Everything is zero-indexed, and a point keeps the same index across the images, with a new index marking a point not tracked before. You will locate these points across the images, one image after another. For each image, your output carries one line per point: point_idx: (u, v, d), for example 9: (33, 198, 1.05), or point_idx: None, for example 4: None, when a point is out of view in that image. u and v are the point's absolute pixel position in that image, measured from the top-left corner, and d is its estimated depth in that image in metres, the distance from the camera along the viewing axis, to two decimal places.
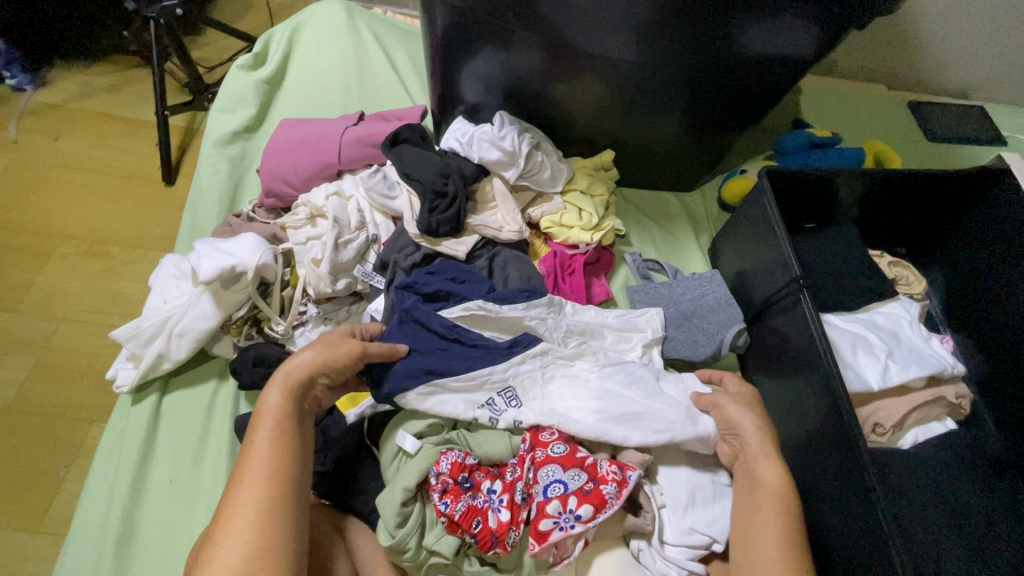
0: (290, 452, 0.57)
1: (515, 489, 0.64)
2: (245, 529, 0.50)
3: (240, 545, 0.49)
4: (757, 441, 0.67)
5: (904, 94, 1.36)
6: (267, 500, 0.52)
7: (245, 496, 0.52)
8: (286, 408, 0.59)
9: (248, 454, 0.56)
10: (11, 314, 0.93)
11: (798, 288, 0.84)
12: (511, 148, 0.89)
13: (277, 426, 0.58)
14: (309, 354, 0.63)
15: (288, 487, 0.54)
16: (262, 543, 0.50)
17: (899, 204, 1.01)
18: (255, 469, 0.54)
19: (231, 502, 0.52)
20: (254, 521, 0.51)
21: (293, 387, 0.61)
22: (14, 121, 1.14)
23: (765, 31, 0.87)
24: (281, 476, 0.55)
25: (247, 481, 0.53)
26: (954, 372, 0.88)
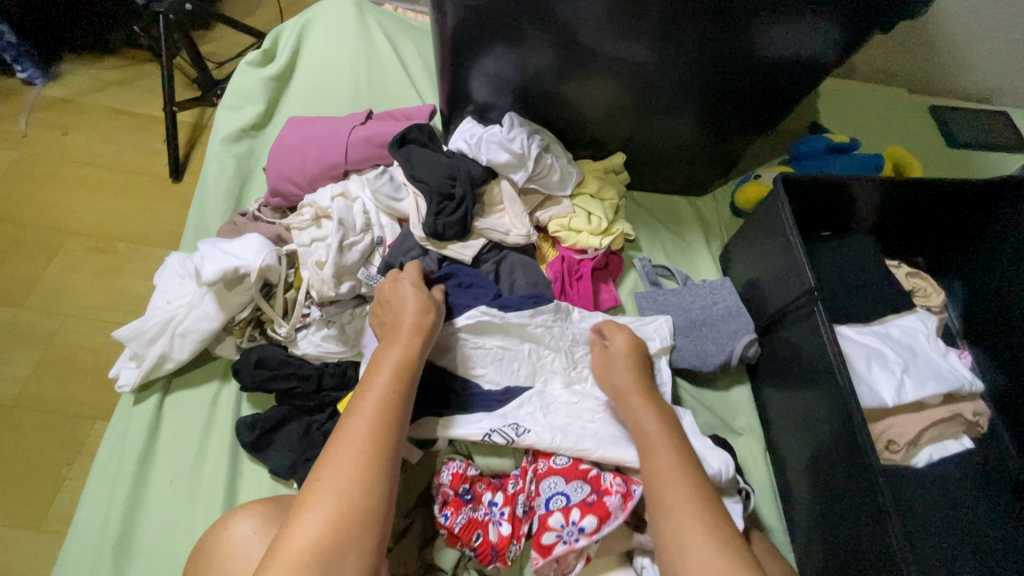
0: (399, 404, 0.58)
1: (517, 501, 0.63)
2: (349, 466, 0.52)
3: (342, 479, 0.51)
4: (632, 396, 0.67)
5: (924, 98, 1.32)
6: (372, 443, 0.54)
7: (354, 433, 0.54)
8: (402, 366, 0.61)
9: (360, 397, 0.58)
10: (18, 309, 0.93)
11: (811, 300, 0.82)
12: (520, 150, 0.87)
13: (392, 379, 0.60)
14: (415, 316, 0.67)
15: (391, 435, 0.56)
16: (361, 485, 0.51)
17: (919, 213, 0.98)
18: (364, 409, 0.56)
19: (340, 434, 0.55)
20: (357, 460, 0.53)
21: (408, 349, 0.64)
22: (24, 115, 1.14)
23: (784, 33, 0.84)
24: (386, 422, 0.56)
25: (358, 419, 0.56)
26: (973, 389, 0.85)
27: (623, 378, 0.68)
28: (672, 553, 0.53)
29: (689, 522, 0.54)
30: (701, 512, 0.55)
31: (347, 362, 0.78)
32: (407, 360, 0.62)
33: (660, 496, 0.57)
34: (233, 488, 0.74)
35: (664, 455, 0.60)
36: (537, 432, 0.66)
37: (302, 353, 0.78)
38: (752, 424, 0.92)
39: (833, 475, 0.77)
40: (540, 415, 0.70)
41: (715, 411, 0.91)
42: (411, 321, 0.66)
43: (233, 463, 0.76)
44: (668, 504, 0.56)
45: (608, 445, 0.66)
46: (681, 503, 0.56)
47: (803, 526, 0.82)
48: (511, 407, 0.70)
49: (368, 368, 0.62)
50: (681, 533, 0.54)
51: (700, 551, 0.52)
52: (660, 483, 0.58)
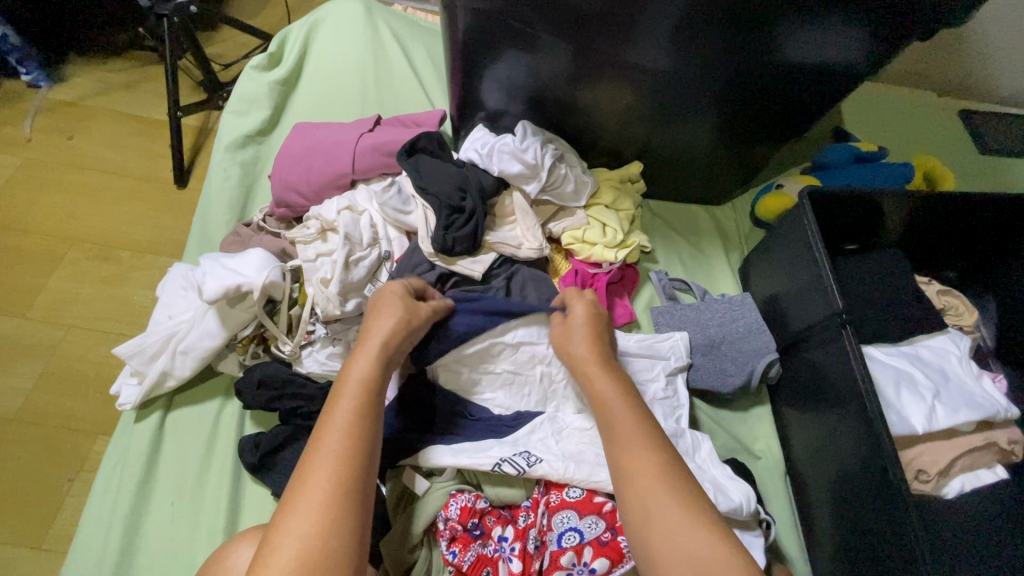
0: (370, 423, 0.54)
1: (527, 536, 0.60)
2: (317, 497, 0.49)
3: (310, 512, 0.48)
4: (590, 364, 0.64)
5: (955, 102, 1.26)
6: (341, 470, 0.50)
7: (323, 460, 0.51)
8: (370, 384, 0.57)
9: (327, 422, 0.54)
10: (21, 320, 0.91)
11: (839, 323, 0.78)
12: (533, 161, 0.83)
13: (360, 395, 0.56)
14: (390, 324, 0.63)
15: (363, 458, 0.52)
16: (331, 517, 0.48)
17: (951, 227, 0.93)
18: (331, 438, 0.52)
19: (307, 467, 0.51)
20: (327, 489, 0.49)
21: (377, 363, 0.59)
22: (28, 118, 1.13)
23: (813, 39, 0.80)
24: (357, 449, 0.52)
25: (326, 444, 0.52)
26: (1008, 416, 0.80)
27: (578, 346, 0.66)
28: (639, 520, 0.52)
29: (655, 487, 0.53)
30: (666, 474, 0.54)
31: None
32: (376, 373, 0.59)
33: (625, 463, 0.56)
34: (234, 510, 0.72)
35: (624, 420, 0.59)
36: (549, 462, 0.63)
37: (307, 371, 0.75)
38: (771, 447, 0.88)
39: (858, 506, 0.74)
40: (553, 442, 0.66)
41: (733, 433, 0.88)
42: (383, 327, 0.62)
43: (235, 484, 0.73)
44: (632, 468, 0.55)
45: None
46: (646, 470, 0.54)
47: (825, 557, 0.78)
48: (522, 433, 0.67)
49: (335, 385, 0.58)
50: (648, 498, 0.53)
51: (668, 515, 0.51)
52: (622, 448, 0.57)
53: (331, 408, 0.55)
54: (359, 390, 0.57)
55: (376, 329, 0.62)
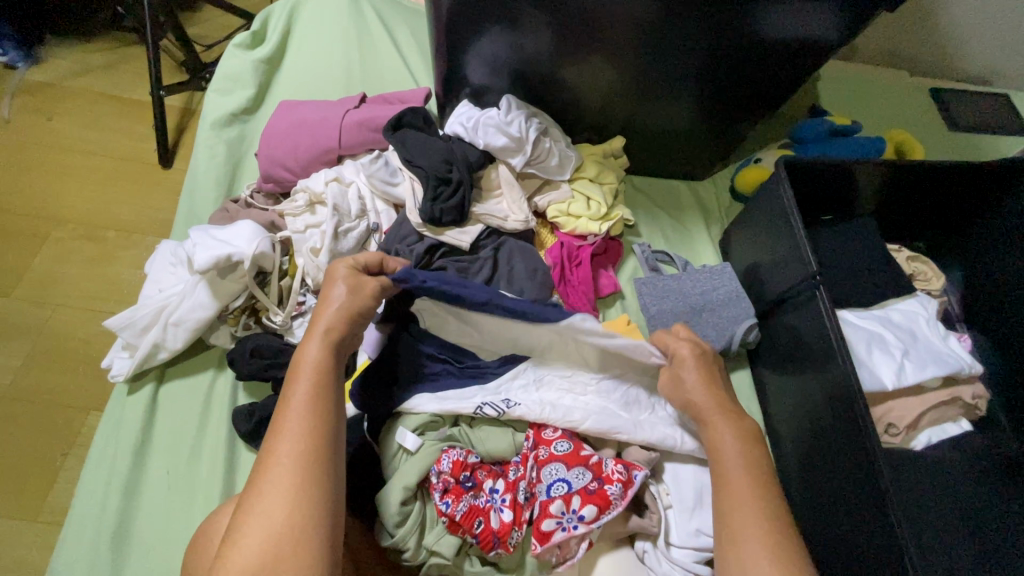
0: (325, 409, 0.54)
1: (517, 488, 0.63)
2: (281, 490, 0.49)
3: (273, 507, 0.49)
4: (710, 412, 0.64)
5: (925, 80, 1.30)
6: (301, 460, 0.51)
7: (282, 453, 0.51)
8: (321, 368, 0.57)
9: (281, 412, 0.54)
10: (6, 299, 0.91)
11: (814, 284, 0.81)
12: (518, 134, 0.85)
13: (314, 383, 0.56)
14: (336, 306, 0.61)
15: (322, 446, 0.53)
16: (295, 506, 0.49)
17: (919, 195, 0.97)
18: (287, 429, 0.53)
19: (266, 459, 0.52)
20: (287, 482, 0.50)
21: (327, 345, 0.59)
22: (7, 99, 1.11)
23: (786, 14, 0.83)
24: (314, 438, 0.53)
25: (284, 436, 0.52)
26: (972, 372, 0.85)
27: (697, 390, 0.65)
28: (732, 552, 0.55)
29: (760, 557, 0.54)
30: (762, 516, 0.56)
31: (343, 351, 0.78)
32: (329, 359, 0.58)
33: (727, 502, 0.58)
34: (230, 477, 0.73)
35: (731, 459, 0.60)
36: (528, 404, 0.67)
37: (299, 341, 0.77)
38: (751, 408, 0.92)
39: (832, 458, 0.77)
40: (533, 389, 0.70)
41: None
42: (334, 307, 0.61)
43: (231, 452, 0.75)
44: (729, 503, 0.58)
45: (598, 415, 0.68)
46: (743, 509, 0.56)
47: (802, 509, 0.82)
48: (503, 381, 0.69)
49: (289, 374, 0.57)
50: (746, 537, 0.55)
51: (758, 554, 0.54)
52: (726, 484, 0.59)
53: (284, 400, 0.55)
54: (314, 379, 0.56)
55: (328, 314, 0.60)
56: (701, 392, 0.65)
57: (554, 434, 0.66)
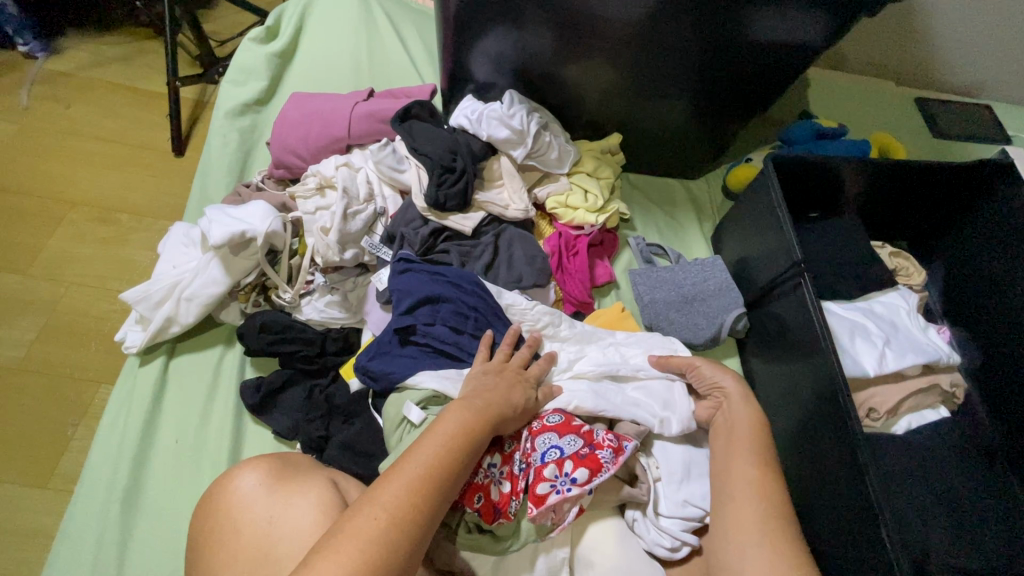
0: (450, 470, 0.56)
1: (514, 460, 0.67)
2: (384, 519, 0.50)
3: (375, 527, 0.49)
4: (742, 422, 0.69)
5: (910, 90, 1.36)
6: (413, 505, 0.52)
7: (401, 484, 0.53)
8: (468, 432, 0.59)
9: (412, 451, 0.56)
10: (22, 276, 0.96)
11: (798, 272, 0.85)
12: (519, 127, 0.88)
13: (453, 443, 0.58)
14: (493, 388, 0.66)
15: (435, 500, 0.54)
16: (393, 540, 0.49)
17: (902, 193, 1.02)
18: (412, 466, 0.55)
19: (383, 483, 0.53)
20: (397, 513, 0.51)
21: (476, 415, 0.61)
22: (26, 88, 1.16)
23: (773, 18, 0.87)
24: (434, 487, 0.54)
25: (404, 476, 0.53)
26: (950, 362, 0.89)
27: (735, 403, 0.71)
28: (737, 558, 0.60)
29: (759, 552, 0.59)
30: (769, 530, 0.60)
31: (349, 328, 0.82)
32: (473, 428, 0.60)
33: (734, 516, 0.62)
34: (237, 447, 0.76)
35: (742, 477, 0.65)
36: None
37: (306, 318, 0.80)
38: None
39: (813, 440, 0.80)
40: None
41: None
42: (492, 385, 0.66)
43: (237, 424, 0.77)
44: (738, 517, 0.62)
45: (582, 394, 0.72)
46: (750, 526, 0.61)
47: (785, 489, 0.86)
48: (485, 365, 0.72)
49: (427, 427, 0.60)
50: (753, 549, 0.59)
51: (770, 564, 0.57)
52: (735, 498, 0.63)
53: (420, 442, 0.57)
54: (455, 438, 0.58)
55: (485, 392, 0.65)
56: (735, 416, 0.70)
57: (548, 409, 0.70)
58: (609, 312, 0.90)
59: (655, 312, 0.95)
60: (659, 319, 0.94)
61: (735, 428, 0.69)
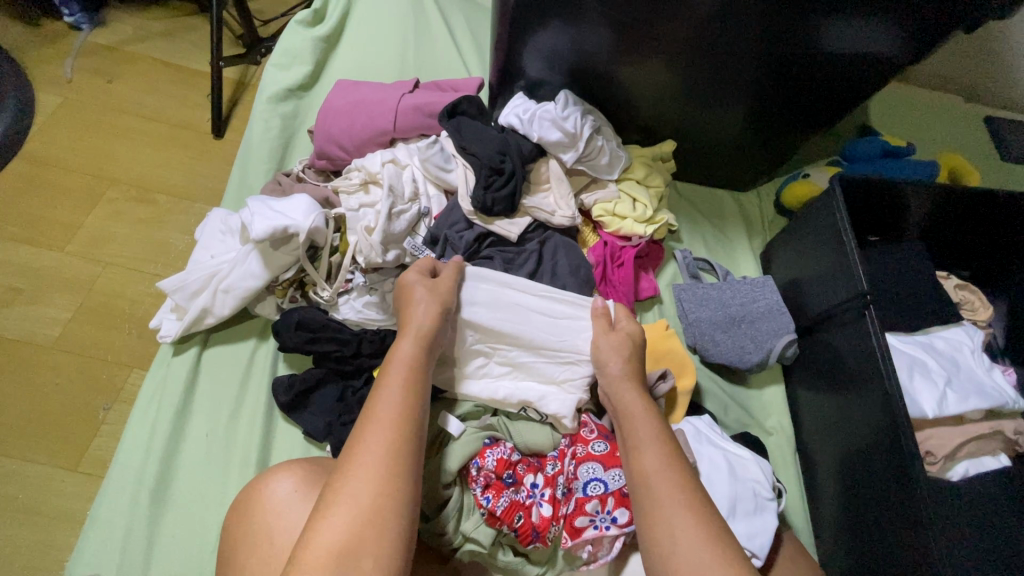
0: (419, 400, 0.56)
1: (556, 483, 0.64)
2: (371, 463, 0.50)
3: (367, 473, 0.50)
4: (634, 408, 0.62)
5: (982, 108, 1.26)
6: (395, 444, 0.52)
7: (376, 432, 0.52)
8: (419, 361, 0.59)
9: (378, 393, 0.56)
10: (61, 253, 0.96)
11: (864, 303, 0.79)
12: (573, 130, 0.83)
13: (409, 374, 0.58)
14: (431, 304, 0.64)
15: (413, 433, 0.54)
16: (386, 483, 0.50)
17: (973, 221, 0.95)
18: (383, 407, 0.54)
19: (362, 432, 0.53)
20: (380, 457, 0.51)
21: (422, 342, 0.61)
22: (70, 60, 1.15)
23: (848, 29, 0.82)
24: (408, 422, 0.54)
25: (378, 420, 0.53)
26: (1016, 407, 0.83)
27: (620, 384, 0.64)
28: (657, 519, 0.53)
29: (685, 528, 0.51)
30: (683, 493, 0.54)
31: (386, 330, 0.78)
32: (419, 355, 0.60)
33: (650, 496, 0.54)
34: (267, 447, 0.74)
35: (645, 440, 0.59)
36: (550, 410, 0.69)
37: (343, 318, 0.78)
38: (783, 423, 0.91)
39: (869, 482, 0.76)
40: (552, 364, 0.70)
41: (746, 408, 0.91)
42: (419, 308, 0.64)
43: (267, 422, 0.76)
44: (655, 482, 0.55)
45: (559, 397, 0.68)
46: (667, 496, 0.54)
47: (829, 529, 0.82)
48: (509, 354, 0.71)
49: (384, 365, 0.59)
50: (681, 530, 0.51)
51: (691, 538, 0.51)
52: (644, 464, 0.57)
53: (381, 386, 0.56)
54: (404, 373, 0.57)
55: (417, 315, 0.63)
56: (618, 399, 0.64)
57: (592, 434, 0.67)
58: (652, 330, 0.85)
59: (699, 332, 0.91)
60: (703, 340, 0.90)
61: (625, 402, 0.63)
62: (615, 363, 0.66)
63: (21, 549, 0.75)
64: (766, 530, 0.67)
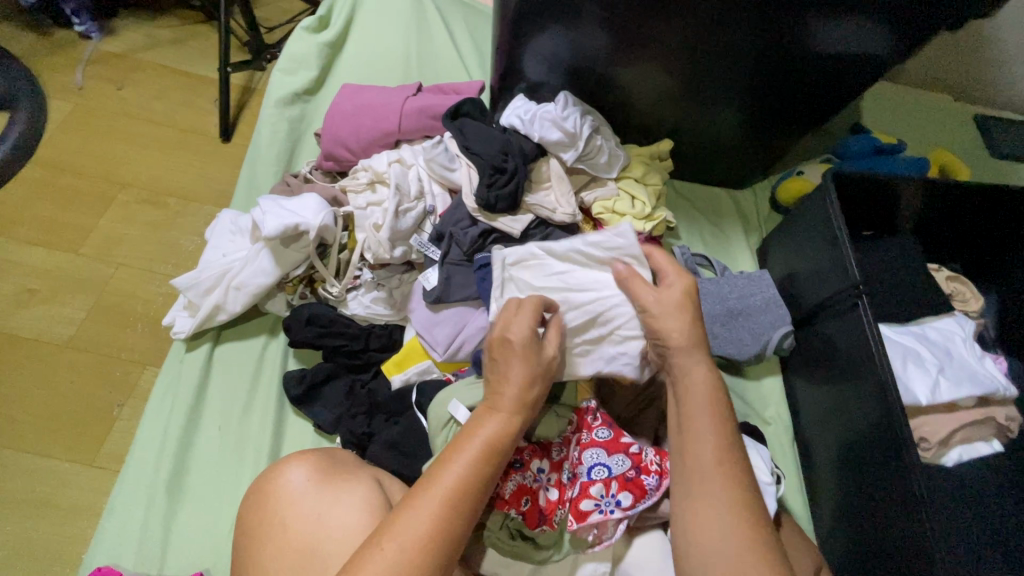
0: (477, 494, 0.52)
1: (563, 469, 0.67)
2: (409, 547, 0.47)
3: (401, 554, 0.47)
4: (695, 395, 0.60)
5: (970, 106, 1.29)
6: (436, 533, 0.49)
7: (425, 513, 0.49)
8: (493, 449, 0.54)
9: (443, 466, 0.52)
10: (74, 255, 0.98)
11: (856, 294, 0.82)
12: (572, 129, 0.86)
13: (478, 460, 0.53)
14: (529, 391, 0.58)
15: (456, 526, 0.50)
16: (413, 574, 0.47)
17: (962, 216, 0.98)
18: (438, 488, 0.50)
19: (410, 506, 0.50)
20: (419, 543, 0.48)
21: (505, 427, 0.55)
22: (80, 67, 1.18)
23: (838, 29, 0.84)
24: (459, 513, 0.50)
25: (430, 500, 0.50)
26: (1006, 395, 0.84)
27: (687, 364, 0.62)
28: (698, 511, 0.53)
29: (727, 530, 0.51)
30: (730, 492, 0.53)
31: (393, 325, 0.82)
32: (495, 425, 0.55)
33: (698, 493, 0.54)
34: (279, 440, 0.76)
35: (704, 441, 0.56)
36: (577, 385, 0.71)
37: (352, 314, 0.80)
38: (781, 413, 0.94)
39: (865, 470, 0.78)
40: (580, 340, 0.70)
41: (745, 399, 0.93)
42: (521, 389, 0.57)
43: (279, 415, 0.78)
44: (703, 479, 0.54)
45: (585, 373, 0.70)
46: (716, 494, 0.53)
47: (827, 515, 0.84)
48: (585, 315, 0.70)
49: (458, 436, 0.55)
50: (722, 527, 0.51)
51: (733, 541, 0.51)
52: (698, 461, 0.55)
53: (446, 460, 0.52)
54: (481, 454, 0.53)
55: (513, 395, 0.57)
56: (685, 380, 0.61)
57: (596, 421, 0.69)
58: None
59: (699, 326, 0.93)
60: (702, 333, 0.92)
61: (689, 399, 0.60)
62: (676, 333, 0.63)
63: (38, 542, 0.77)
64: (764, 512, 0.69)
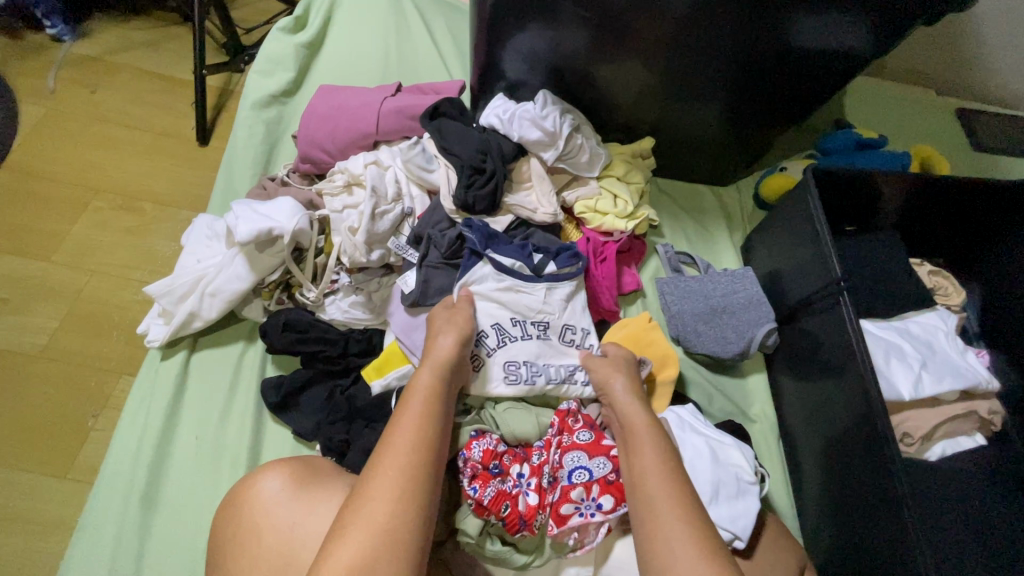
0: (434, 428, 0.58)
1: (542, 473, 0.66)
2: (385, 488, 0.52)
3: (382, 499, 0.52)
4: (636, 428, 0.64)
5: (951, 100, 1.30)
6: (409, 472, 0.54)
7: (391, 459, 0.54)
8: (437, 388, 0.61)
9: (399, 416, 0.58)
10: (46, 263, 0.96)
11: (838, 290, 0.81)
12: (552, 128, 0.85)
13: (426, 404, 0.59)
14: (454, 341, 0.67)
15: (429, 459, 0.56)
16: (397, 506, 0.52)
17: (943, 210, 0.98)
18: (400, 433, 0.56)
19: (379, 457, 0.55)
20: (393, 482, 0.53)
21: (440, 371, 0.63)
22: (53, 71, 1.16)
23: (818, 24, 0.84)
24: (426, 448, 0.56)
25: (393, 447, 0.55)
26: (988, 388, 0.85)
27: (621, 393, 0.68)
28: (649, 521, 0.57)
29: (677, 532, 0.55)
30: (678, 501, 0.57)
31: (372, 329, 0.81)
32: (441, 384, 0.62)
33: (650, 507, 0.57)
34: (256, 447, 0.75)
35: (648, 458, 0.61)
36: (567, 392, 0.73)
37: (330, 318, 0.80)
38: (766, 410, 0.94)
39: (849, 466, 0.78)
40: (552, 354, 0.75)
41: (731, 396, 0.93)
42: (442, 344, 0.66)
43: (256, 422, 0.76)
44: (652, 487, 0.58)
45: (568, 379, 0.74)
46: (667, 504, 0.57)
47: (811, 512, 0.84)
48: (555, 301, 0.78)
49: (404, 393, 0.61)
50: (674, 535, 0.55)
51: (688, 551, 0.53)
52: (646, 475, 0.59)
53: (399, 414, 0.59)
54: (424, 397, 0.60)
55: (439, 345, 0.66)
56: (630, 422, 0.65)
57: (577, 425, 0.69)
58: (636, 322, 0.87)
59: (682, 325, 0.93)
60: (686, 332, 0.92)
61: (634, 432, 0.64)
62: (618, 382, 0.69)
63: (11, 556, 0.75)
64: (748, 512, 0.68)
